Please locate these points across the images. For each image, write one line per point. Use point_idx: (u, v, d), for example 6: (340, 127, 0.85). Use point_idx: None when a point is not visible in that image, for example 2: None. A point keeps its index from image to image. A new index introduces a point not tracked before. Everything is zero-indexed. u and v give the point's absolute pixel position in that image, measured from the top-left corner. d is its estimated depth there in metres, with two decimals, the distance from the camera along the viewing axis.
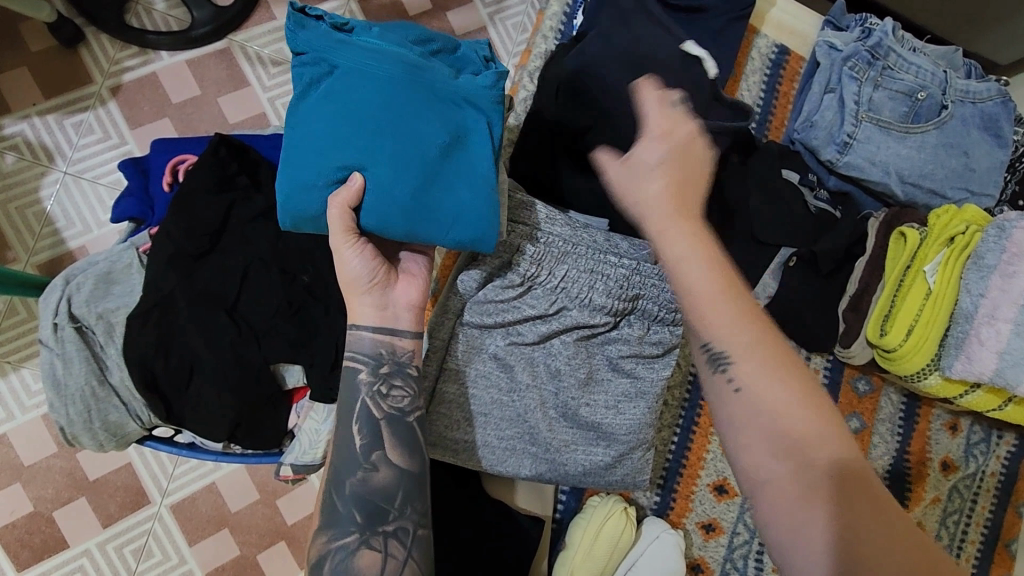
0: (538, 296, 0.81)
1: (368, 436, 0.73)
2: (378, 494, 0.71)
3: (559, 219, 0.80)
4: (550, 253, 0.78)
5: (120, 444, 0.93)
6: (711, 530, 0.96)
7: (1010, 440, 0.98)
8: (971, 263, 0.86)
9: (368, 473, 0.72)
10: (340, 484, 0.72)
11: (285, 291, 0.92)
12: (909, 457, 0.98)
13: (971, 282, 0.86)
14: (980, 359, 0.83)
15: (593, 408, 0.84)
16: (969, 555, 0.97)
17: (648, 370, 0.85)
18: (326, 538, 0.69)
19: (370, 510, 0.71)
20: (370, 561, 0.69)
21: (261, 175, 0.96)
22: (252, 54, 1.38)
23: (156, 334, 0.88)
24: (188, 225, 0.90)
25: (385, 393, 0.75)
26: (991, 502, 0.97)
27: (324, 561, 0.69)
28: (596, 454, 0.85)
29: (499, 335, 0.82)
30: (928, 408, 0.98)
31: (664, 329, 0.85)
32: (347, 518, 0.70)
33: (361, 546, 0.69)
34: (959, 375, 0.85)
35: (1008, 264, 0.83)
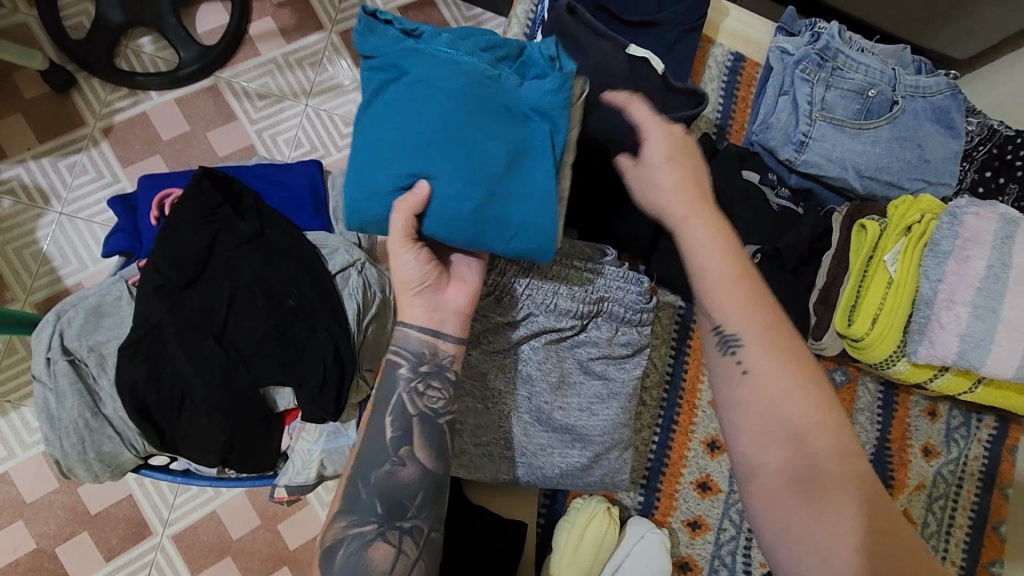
0: (506, 304, 0.83)
1: (399, 430, 0.75)
2: (400, 490, 0.73)
3: None
4: (513, 262, 0.81)
5: (115, 474, 0.94)
6: (697, 527, 0.96)
7: (990, 423, 0.99)
8: (928, 250, 0.87)
9: (395, 466, 0.74)
10: (365, 474, 0.74)
11: (270, 315, 0.94)
12: (890, 446, 0.98)
13: (930, 268, 0.87)
14: (943, 343, 0.84)
15: (567, 412, 0.86)
16: (958, 540, 0.96)
17: (619, 370, 0.87)
18: (345, 523, 0.72)
19: (392, 504, 0.73)
20: (385, 554, 0.71)
21: (244, 204, 0.98)
22: (238, 89, 1.45)
23: (147, 362, 0.90)
24: (174, 255, 0.92)
25: (421, 391, 0.76)
26: (976, 487, 0.98)
27: (338, 547, 0.71)
28: (573, 456, 0.85)
29: (472, 345, 0.84)
30: (905, 395, 0.99)
31: (632, 329, 0.87)
32: (368, 511, 0.72)
33: (377, 537, 0.71)
34: (924, 359, 0.86)
35: (962, 249, 0.85)
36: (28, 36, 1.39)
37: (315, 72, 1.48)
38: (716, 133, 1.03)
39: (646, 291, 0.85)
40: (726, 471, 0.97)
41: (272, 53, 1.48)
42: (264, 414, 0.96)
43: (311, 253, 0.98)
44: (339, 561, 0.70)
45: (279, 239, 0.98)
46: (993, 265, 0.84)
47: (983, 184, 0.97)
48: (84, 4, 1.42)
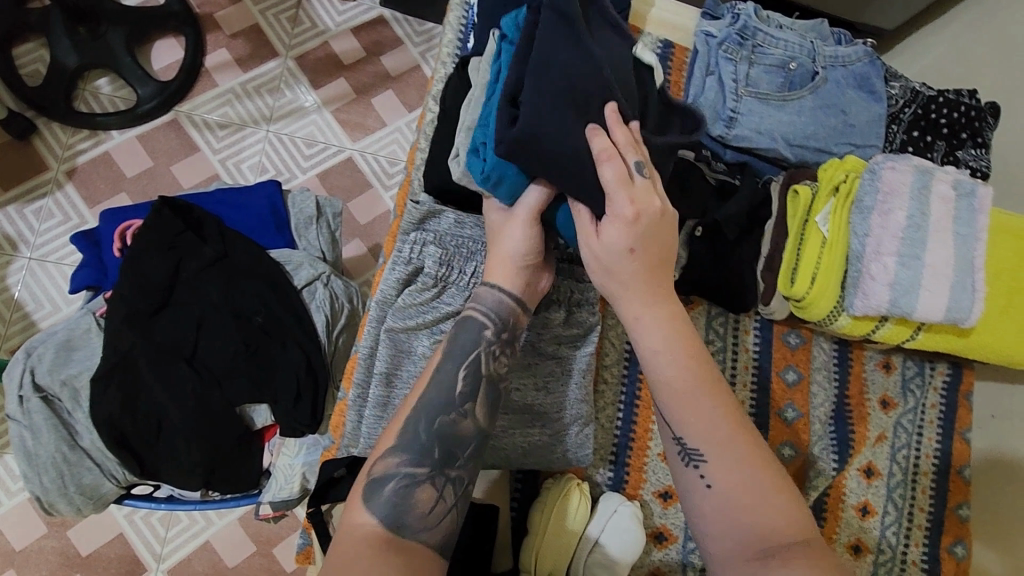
0: (454, 294, 0.79)
1: (468, 385, 0.70)
2: (458, 440, 0.68)
3: (467, 222, 0.80)
4: (458, 252, 0.78)
5: (98, 506, 0.94)
6: (669, 498, 0.88)
7: (943, 369, 0.91)
8: (854, 208, 0.81)
9: (458, 418, 0.69)
10: (427, 414, 0.68)
11: (240, 334, 0.95)
12: (849, 401, 0.88)
13: (857, 223, 0.80)
14: (875, 294, 0.78)
15: (523, 391, 0.83)
16: (924, 487, 0.88)
17: (571, 349, 0.85)
18: (398, 458, 0.64)
19: (446, 450, 0.67)
20: (428, 498, 0.64)
21: (206, 229, 1.00)
22: (198, 120, 1.48)
23: (120, 392, 0.91)
24: (138, 284, 0.93)
25: (496, 355, 0.73)
26: (937, 432, 0.90)
27: (387, 478, 0.63)
28: (535, 435, 0.82)
29: (426, 336, 0.78)
30: (859, 351, 0.90)
31: (581, 308, 0.85)
32: (426, 450, 0.66)
33: (426, 481, 0.64)
34: (861, 312, 0.80)
35: (884, 203, 0.79)
36: None
37: (274, 97, 1.52)
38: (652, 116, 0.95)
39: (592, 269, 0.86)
40: None
41: (230, 83, 1.51)
42: (241, 432, 0.97)
43: (274, 268, 0.99)
44: (385, 492, 0.62)
45: (243, 259, 0.98)
46: (913, 215, 0.79)
47: (913, 144, 0.95)
48: (38, 51, 1.44)
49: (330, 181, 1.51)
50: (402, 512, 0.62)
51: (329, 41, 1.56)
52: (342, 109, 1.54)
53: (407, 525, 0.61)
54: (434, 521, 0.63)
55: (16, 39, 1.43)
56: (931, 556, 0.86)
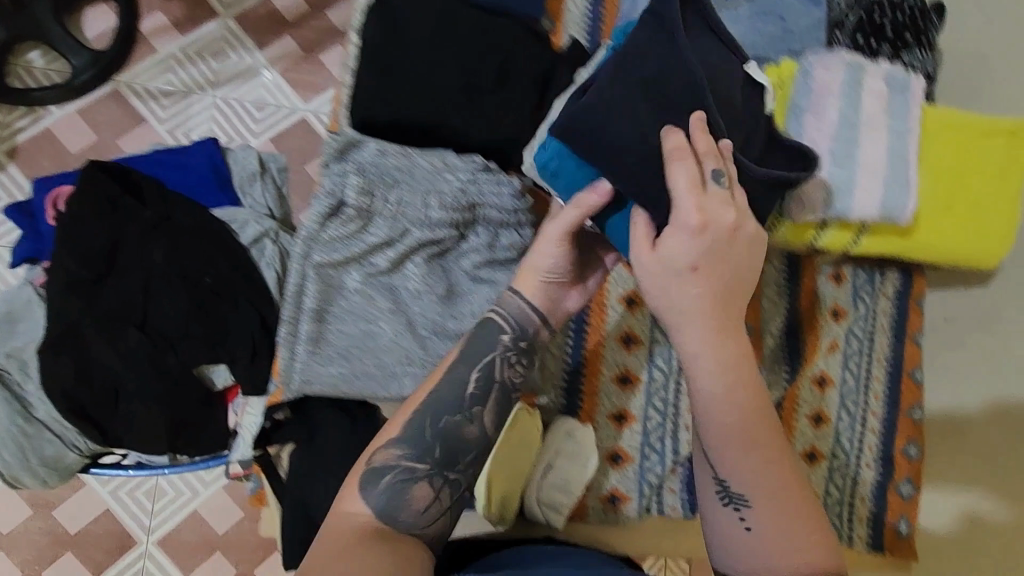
0: (378, 225, 0.78)
1: (482, 389, 0.70)
2: (461, 445, 0.68)
3: (388, 150, 0.78)
4: (379, 181, 0.78)
5: (63, 476, 0.93)
6: (623, 420, 0.90)
7: (895, 276, 0.92)
8: (791, 111, 0.82)
9: (463, 421, 0.69)
10: (436, 413, 0.68)
11: (187, 293, 0.93)
12: (800, 310, 0.91)
13: (793, 126, 0.81)
14: (812, 195, 0.79)
15: (460, 321, 0.82)
16: (877, 394, 0.90)
17: (506, 274, 0.83)
18: (399, 451, 0.66)
19: (449, 447, 0.68)
20: (424, 494, 0.66)
21: (143, 192, 0.96)
22: (139, 90, 1.44)
23: (73, 359, 0.90)
24: (76, 252, 0.91)
25: (511, 363, 0.71)
26: (888, 337, 0.91)
27: (386, 471, 0.65)
28: None
29: (355, 270, 0.80)
30: (810, 262, 0.91)
31: (513, 232, 0.83)
32: (427, 449, 0.67)
33: (425, 476, 0.66)
34: (800, 218, 0.80)
35: (817, 102, 0.81)
36: None
37: (217, 61, 1.46)
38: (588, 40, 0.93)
39: (520, 190, 0.83)
40: (645, 361, 0.91)
41: (169, 47, 1.46)
42: (200, 395, 0.96)
43: (216, 226, 0.97)
44: (383, 484, 0.65)
45: (185, 220, 0.96)
46: (845, 114, 0.80)
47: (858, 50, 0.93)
48: None
49: (285, 145, 1.48)
50: (396, 507, 0.64)
51: None
52: (292, 69, 1.49)
53: (399, 518, 0.64)
54: (426, 520, 0.65)
55: None
56: (885, 457, 0.90)
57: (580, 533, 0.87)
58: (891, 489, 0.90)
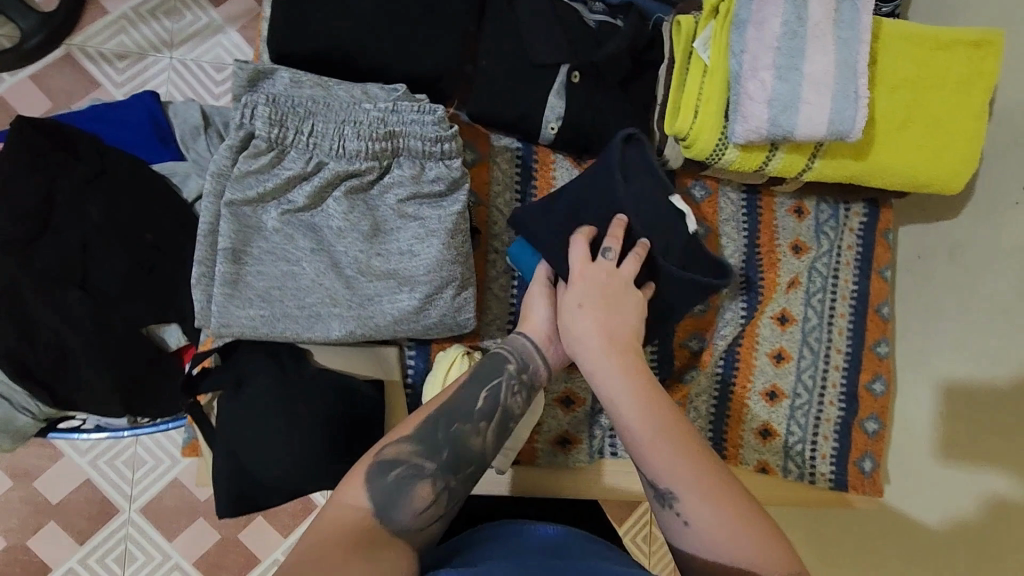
0: (294, 157, 0.80)
1: (488, 406, 0.74)
2: (465, 452, 0.69)
3: (304, 82, 0.81)
4: (290, 111, 0.79)
5: (17, 440, 0.93)
6: (573, 362, 0.94)
7: (859, 210, 0.96)
8: (732, 26, 0.82)
9: (471, 433, 0.71)
10: (449, 419, 0.70)
11: (129, 253, 0.91)
12: (760, 251, 0.93)
13: (734, 42, 0.81)
14: (755, 113, 0.79)
15: (386, 258, 0.82)
16: (842, 328, 0.95)
17: (434, 209, 0.83)
18: (407, 447, 0.67)
19: (455, 455, 0.69)
20: (425, 494, 0.65)
21: (77, 147, 0.93)
22: (91, 52, 1.47)
23: (14, 321, 0.88)
24: (8, 210, 0.88)
25: (514, 392, 0.77)
26: (854, 274, 0.96)
27: (396, 464, 0.65)
28: (403, 300, 0.81)
29: (272, 207, 0.80)
30: (769, 197, 0.94)
31: (440, 164, 0.83)
32: (436, 450, 0.68)
33: (427, 477, 0.66)
34: (744, 138, 0.81)
35: (757, 13, 0.80)
36: None
37: (172, 21, 1.50)
38: None
39: (444, 120, 0.83)
40: None
41: (121, 8, 1.49)
42: (151, 355, 0.95)
43: (155, 179, 0.94)
44: (389, 478, 0.64)
45: (121, 173, 0.93)
46: (788, 20, 0.80)
47: None
48: None
49: None
50: (395, 502, 0.63)
51: None
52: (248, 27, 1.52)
53: (397, 518, 0.62)
54: (423, 520, 0.63)
55: None
56: (847, 391, 0.95)
57: (525, 474, 0.94)
58: (857, 425, 0.96)
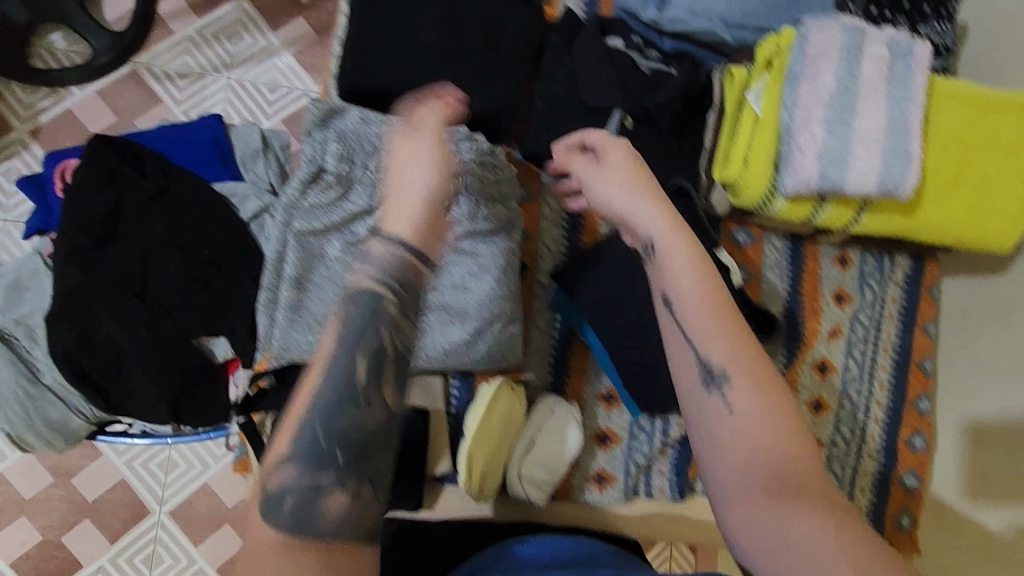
0: (358, 192, 0.87)
1: (371, 365, 0.50)
2: (357, 428, 0.49)
3: (373, 121, 0.88)
4: (358, 151, 0.87)
5: (70, 440, 0.96)
6: (613, 400, 0.91)
7: (904, 262, 0.91)
8: (785, 80, 0.82)
9: (348, 372, 0.49)
10: (318, 411, 0.49)
11: (186, 267, 0.95)
12: (802, 296, 0.89)
13: (787, 95, 0.81)
14: (805, 167, 0.79)
15: (437, 290, 0.81)
16: (882, 385, 0.89)
17: (488, 246, 0.83)
18: (290, 471, 0.48)
19: (354, 453, 0.49)
20: (326, 515, 0.47)
21: (145, 164, 0.97)
22: (157, 72, 1.56)
23: (75, 326, 0.91)
24: (78, 220, 0.92)
25: (380, 328, 0.51)
26: (897, 327, 0.90)
27: (285, 490, 0.48)
28: (453, 333, 0.81)
29: (335, 238, 0.88)
30: (813, 247, 0.90)
31: (497, 203, 0.85)
32: (325, 462, 0.48)
33: (316, 494, 0.47)
34: (793, 190, 0.80)
35: (811, 69, 0.80)
36: None
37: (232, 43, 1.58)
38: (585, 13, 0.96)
39: (504, 161, 0.85)
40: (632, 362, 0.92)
41: (185, 30, 1.57)
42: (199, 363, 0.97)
43: (216, 199, 0.98)
44: (284, 510, 0.47)
45: (183, 190, 0.97)
46: (842, 78, 0.80)
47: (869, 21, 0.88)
48: None
49: None
50: (299, 526, 0.47)
51: None
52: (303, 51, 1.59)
53: (302, 546, 0.47)
54: (355, 515, 0.48)
55: None
56: (886, 448, 0.89)
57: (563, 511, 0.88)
58: (896, 481, 0.89)
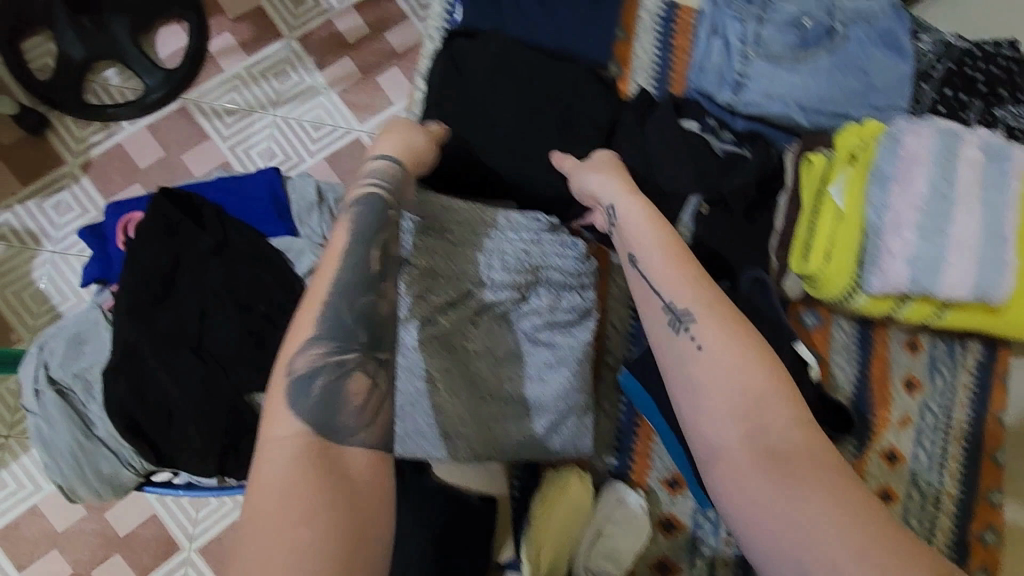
0: (444, 284, 0.79)
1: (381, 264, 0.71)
2: (380, 324, 0.68)
3: (454, 206, 0.82)
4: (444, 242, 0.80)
5: (117, 493, 0.95)
6: (676, 484, 0.90)
7: (976, 347, 0.91)
8: (873, 178, 0.82)
9: (375, 299, 0.69)
10: (347, 300, 0.67)
11: (242, 322, 0.95)
12: (873, 385, 0.88)
13: (875, 195, 0.82)
14: (894, 271, 0.80)
15: (516, 383, 0.81)
16: (954, 472, 0.87)
17: (565, 337, 0.83)
18: (321, 351, 0.64)
19: (371, 332, 0.67)
20: (360, 388, 0.64)
21: (204, 218, 0.98)
22: (206, 108, 1.47)
23: (129, 382, 0.91)
24: (139, 275, 0.93)
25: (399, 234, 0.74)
26: (968, 415, 0.89)
27: (315, 375, 0.63)
28: (529, 426, 0.80)
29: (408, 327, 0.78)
30: (883, 331, 0.90)
31: (573, 293, 0.84)
32: (350, 335, 0.66)
33: (355, 370, 0.65)
34: (879, 290, 0.81)
35: (903, 171, 0.81)
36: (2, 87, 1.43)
37: (280, 81, 1.49)
38: (656, 89, 0.96)
39: (583, 254, 0.85)
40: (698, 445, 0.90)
41: (235, 67, 1.50)
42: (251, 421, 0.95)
43: (271, 253, 0.98)
44: (314, 392, 0.62)
45: (240, 245, 0.97)
46: (937, 183, 0.80)
47: (945, 103, 0.89)
48: (47, 44, 1.44)
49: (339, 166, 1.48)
50: (332, 413, 0.62)
51: (333, 20, 1.53)
52: (350, 89, 1.51)
53: (340, 426, 0.62)
54: (366, 415, 0.64)
55: (23, 33, 1.43)
56: (957, 543, 0.86)
57: None
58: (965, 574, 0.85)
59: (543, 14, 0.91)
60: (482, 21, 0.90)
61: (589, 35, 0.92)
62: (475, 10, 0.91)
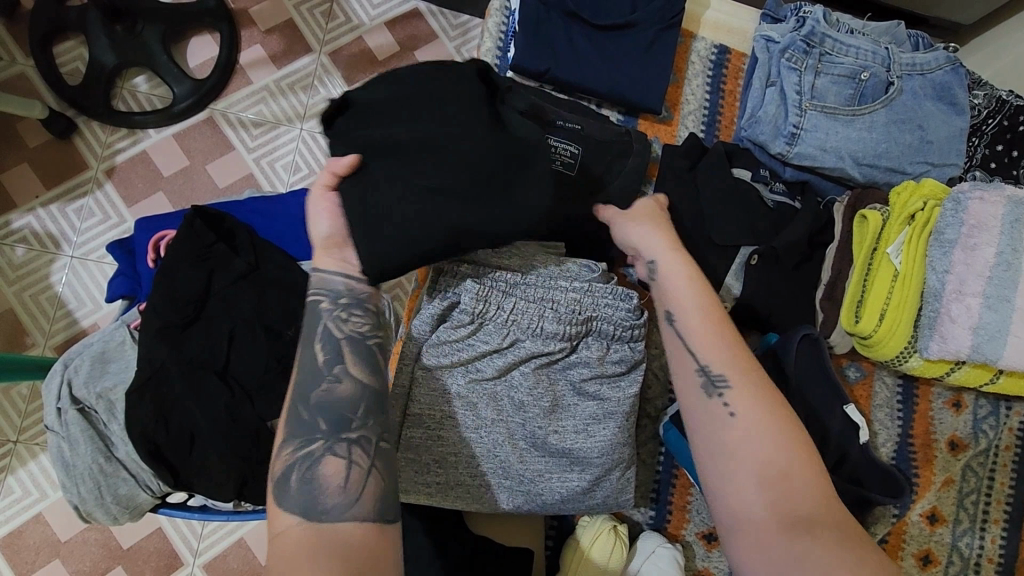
0: (490, 331, 0.79)
1: (330, 353, 0.70)
2: (341, 405, 0.67)
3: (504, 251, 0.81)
4: (496, 287, 0.78)
5: (134, 515, 0.93)
6: (713, 540, 0.90)
7: (1021, 410, 0.93)
8: (933, 240, 0.86)
9: (332, 385, 0.68)
10: (305, 396, 0.67)
11: (272, 347, 0.94)
12: (914, 441, 0.93)
13: (935, 259, 0.85)
14: (954, 338, 0.83)
15: (562, 435, 0.80)
16: (994, 536, 0.90)
17: (613, 390, 0.82)
18: (290, 448, 0.64)
19: (335, 419, 0.66)
20: (337, 469, 0.63)
21: (238, 239, 0.98)
22: (233, 119, 1.41)
23: (154, 403, 0.89)
24: (170, 297, 0.92)
25: (345, 319, 0.71)
26: (1011, 478, 0.91)
27: (289, 474, 0.62)
28: (572, 480, 0.80)
29: (460, 373, 0.79)
30: (926, 388, 0.94)
31: (624, 346, 0.83)
32: (309, 429, 0.65)
33: (326, 454, 0.64)
34: (937, 355, 0.85)
35: (968, 237, 0.84)
36: (27, 86, 1.37)
37: (308, 94, 1.43)
38: (705, 134, 1.00)
39: (636, 307, 0.83)
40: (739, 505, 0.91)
41: (264, 79, 1.43)
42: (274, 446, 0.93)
43: (301, 280, 0.97)
44: (292, 486, 0.61)
45: (275, 272, 0.97)
46: (1002, 251, 0.83)
47: (996, 158, 0.96)
48: (77, 49, 1.39)
49: None
50: (314, 500, 0.61)
51: (363, 36, 1.46)
52: None
53: (326, 506, 0.60)
54: (351, 490, 0.62)
55: (56, 37, 1.38)
56: None
57: None
58: None
59: (601, 62, 0.94)
60: (533, 63, 0.92)
61: (636, 79, 0.94)
62: (529, 51, 0.92)
